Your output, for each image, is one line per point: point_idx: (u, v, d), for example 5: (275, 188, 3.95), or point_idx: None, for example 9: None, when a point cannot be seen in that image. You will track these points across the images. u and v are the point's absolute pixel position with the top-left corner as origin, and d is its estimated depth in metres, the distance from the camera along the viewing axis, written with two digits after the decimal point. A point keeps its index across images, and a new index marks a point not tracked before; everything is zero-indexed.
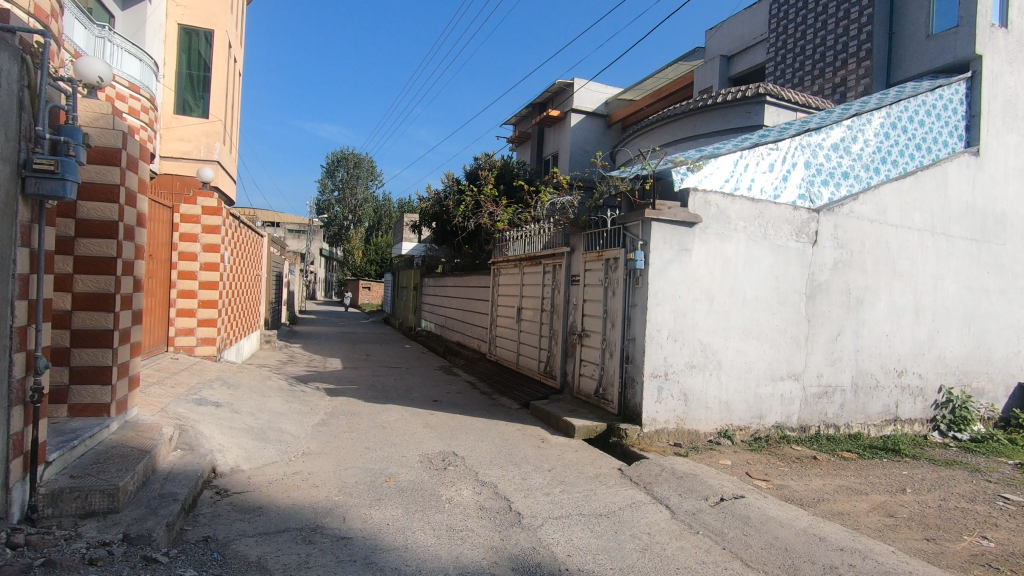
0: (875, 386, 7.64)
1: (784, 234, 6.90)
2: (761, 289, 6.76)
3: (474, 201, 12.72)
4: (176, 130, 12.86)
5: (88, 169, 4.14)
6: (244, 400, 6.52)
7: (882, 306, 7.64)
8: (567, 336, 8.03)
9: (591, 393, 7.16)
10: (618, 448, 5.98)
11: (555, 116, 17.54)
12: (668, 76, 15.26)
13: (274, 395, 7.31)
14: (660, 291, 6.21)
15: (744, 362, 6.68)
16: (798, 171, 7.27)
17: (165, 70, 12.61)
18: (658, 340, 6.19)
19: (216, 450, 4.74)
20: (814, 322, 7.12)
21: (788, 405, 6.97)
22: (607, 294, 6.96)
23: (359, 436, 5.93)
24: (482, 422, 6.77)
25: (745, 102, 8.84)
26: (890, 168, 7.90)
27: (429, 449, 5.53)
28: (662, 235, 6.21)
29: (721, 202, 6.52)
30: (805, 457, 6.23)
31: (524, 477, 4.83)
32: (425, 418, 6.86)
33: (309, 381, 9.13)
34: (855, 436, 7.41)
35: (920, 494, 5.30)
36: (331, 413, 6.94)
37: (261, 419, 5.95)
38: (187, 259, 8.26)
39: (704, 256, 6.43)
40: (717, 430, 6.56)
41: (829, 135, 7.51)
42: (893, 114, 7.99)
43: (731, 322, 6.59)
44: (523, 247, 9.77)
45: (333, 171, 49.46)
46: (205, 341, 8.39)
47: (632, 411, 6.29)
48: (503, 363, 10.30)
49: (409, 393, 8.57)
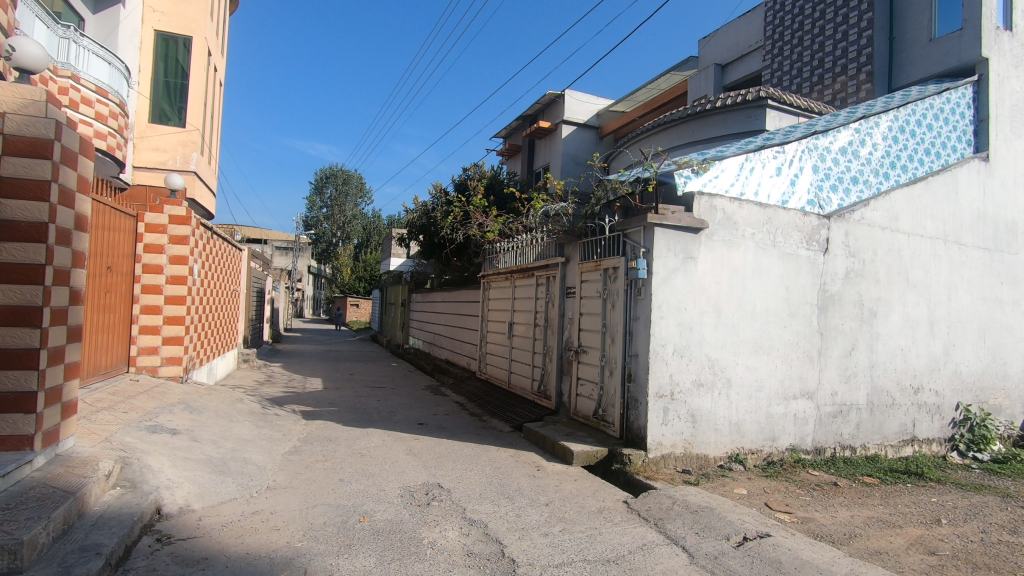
0: (891, 404, 7.16)
1: (794, 241, 6.46)
2: (771, 300, 6.29)
3: (463, 212, 12.22)
4: (151, 139, 12.27)
5: (13, 163, 3.60)
6: (207, 426, 5.87)
7: (896, 318, 7.20)
8: (562, 352, 7.48)
9: (589, 415, 6.59)
10: (621, 476, 5.42)
11: (545, 129, 17.23)
12: (660, 87, 14.99)
13: (242, 419, 6.66)
14: (664, 302, 5.70)
15: (754, 379, 6.18)
16: (806, 176, 6.86)
17: (139, 77, 12.02)
18: (662, 356, 5.67)
19: (163, 487, 4.11)
20: (827, 335, 6.65)
21: (802, 425, 6.45)
22: (606, 306, 6.44)
23: (333, 466, 5.31)
24: (471, 448, 6.17)
25: (745, 106, 8.49)
26: (900, 173, 7.54)
27: (411, 481, 4.92)
28: (665, 242, 5.73)
29: (727, 207, 6.08)
30: (826, 484, 5.69)
31: (519, 514, 4.24)
32: (409, 444, 6.26)
33: (284, 403, 8.48)
34: (872, 458, 6.90)
35: (957, 526, 4.78)
36: (305, 440, 6.31)
37: (224, 448, 5.32)
38: (152, 272, 7.63)
39: (711, 264, 5.95)
40: (727, 454, 6.02)
41: (836, 138, 7.13)
42: (901, 117, 7.65)
43: (740, 336, 6.09)
44: (515, 259, 9.26)
45: (321, 188, 48.93)
46: (171, 360, 7.74)
47: (635, 434, 5.74)
48: (495, 382, 9.71)
49: (392, 415, 7.94)
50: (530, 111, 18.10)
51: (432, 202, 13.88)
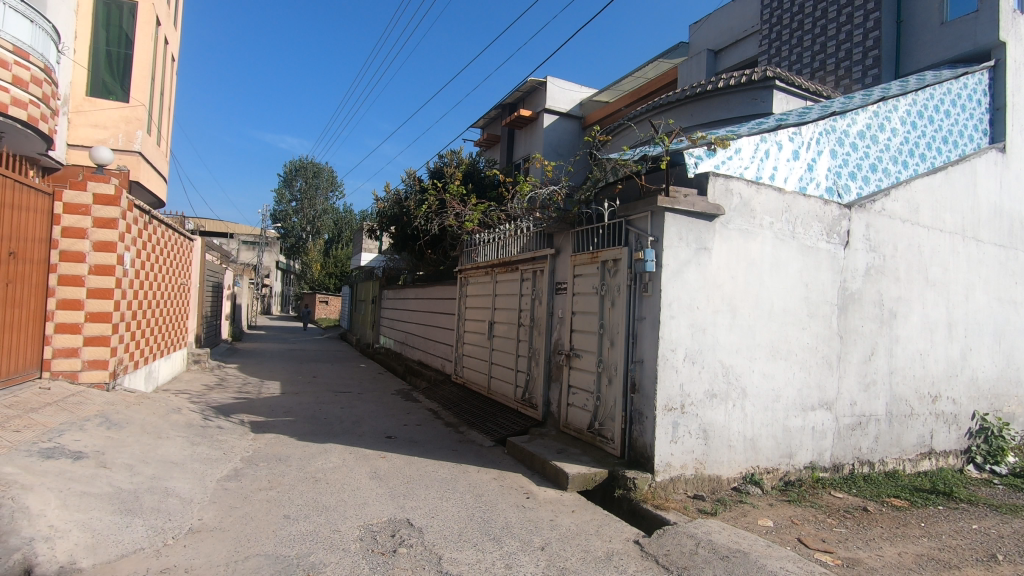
0: (909, 413, 6.53)
1: (814, 232, 5.74)
2: (790, 299, 5.56)
3: (438, 200, 11.23)
4: (88, 114, 10.93)
5: None
6: (125, 447, 4.82)
7: (915, 319, 6.57)
8: (551, 357, 6.63)
9: (583, 428, 5.74)
10: (625, 504, 4.60)
11: (526, 117, 16.35)
12: (647, 75, 14.28)
13: (175, 435, 5.61)
14: (675, 300, 4.89)
15: (771, 389, 5.44)
16: (824, 161, 6.17)
17: (77, 45, 10.56)
18: (672, 362, 4.87)
19: (40, 539, 3.10)
20: (847, 338, 5.97)
21: (819, 440, 5.75)
22: (603, 304, 5.60)
23: (279, 497, 4.34)
24: (446, 469, 5.27)
25: (750, 87, 7.83)
26: (918, 162, 6.93)
27: (374, 517, 4.00)
28: (676, 229, 4.92)
29: (744, 191, 5.32)
30: (854, 509, 4.96)
31: (509, 565, 3.38)
32: (374, 465, 5.32)
33: (232, 412, 7.42)
34: (891, 474, 6.26)
35: (1019, 564, 4.08)
36: (249, 460, 5.31)
37: (141, 476, 4.31)
38: (72, 260, 6.48)
39: (725, 257, 5.18)
40: (741, 474, 5.25)
41: (855, 121, 6.46)
42: (919, 101, 7.03)
43: (756, 340, 5.35)
44: (496, 251, 8.39)
45: (290, 180, 47.03)
46: (94, 363, 6.55)
47: (640, 454, 4.92)
48: (472, 387, 8.83)
49: (356, 427, 6.97)
50: (510, 99, 17.21)
51: (405, 190, 12.88)
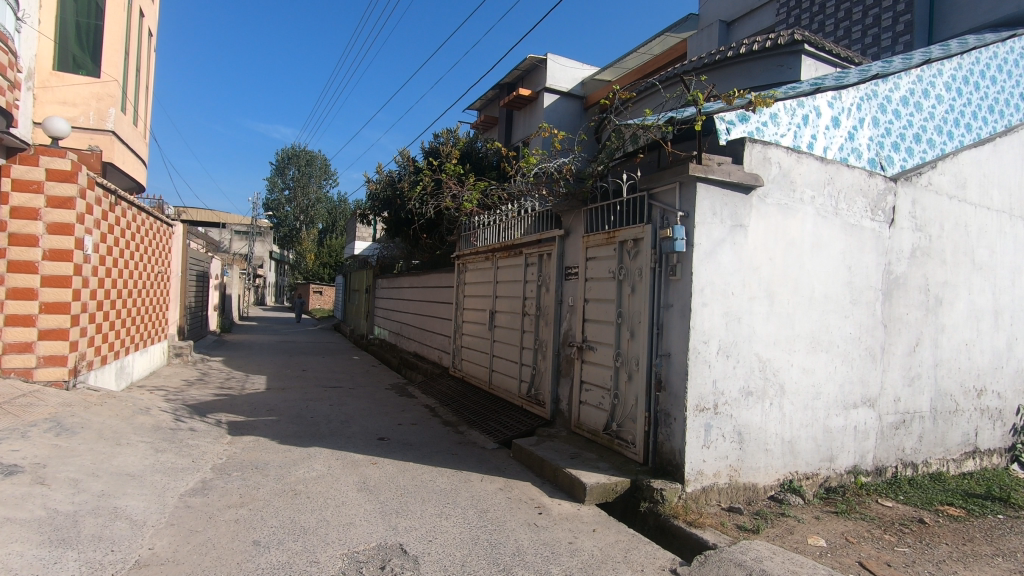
0: (954, 410, 5.95)
1: (858, 209, 5.10)
2: (832, 284, 4.94)
3: (433, 181, 10.55)
4: (55, 90, 10.17)
5: None
6: (72, 458, 4.16)
7: (961, 307, 5.96)
8: (560, 349, 6.01)
9: (599, 430, 5.12)
10: (651, 520, 4.01)
11: (526, 97, 15.61)
12: (652, 52, 13.57)
13: (138, 441, 4.96)
14: (708, 285, 4.25)
15: (812, 385, 4.83)
16: (866, 130, 5.52)
17: (43, 15, 9.66)
18: (705, 357, 4.24)
19: None
20: (891, 327, 5.36)
21: (862, 441, 5.16)
22: (622, 290, 4.95)
23: (251, 517, 3.70)
24: (446, 478, 4.64)
25: (776, 53, 7.24)
26: (963, 133, 6.26)
27: (361, 543, 3.38)
28: (710, 203, 4.28)
29: (783, 160, 4.67)
30: (909, 522, 4.36)
31: None
32: (363, 473, 4.70)
33: (209, 412, 6.76)
34: (936, 477, 5.68)
35: None
36: (221, 469, 4.67)
37: (86, 494, 3.67)
38: (22, 244, 5.79)
39: (762, 236, 4.53)
40: (779, 481, 4.65)
41: (898, 85, 5.79)
42: (965, 65, 6.33)
43: (796, 330, 4.72)
44: (498, 234, 7.74)
45: (283, 168, 46.02)
46: (51, 360, 5.86)
47: (668, 461, 4.31)
48: (472, 381, 8.20)
49: (345, 428, 6.33)
50: (508, 78, 16.44)
51: (398, 172, 12.17)
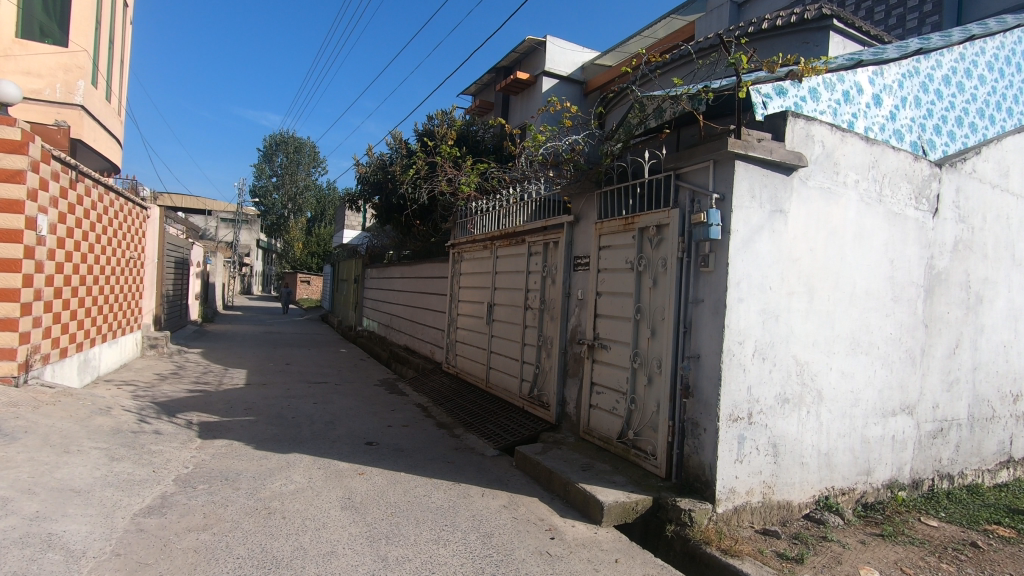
0: (990, 417, 5.50)
1: (902, 195, 4.61)
2: (874, 279, 4.44)
3: (427, 165, 9.93)
4: (18, 60, 9.41)
5: None
6: (6, 471, 3.57)
7: (1000, 306, 5.51)
8: (567, 347, 5.49)
9: (612, 438, 4.62)
10: (678, 546, 3.51)
11: (524, 81, 14.99)
12: (657, 35, 13.03)
13: (92, 447, 4.37)
14: (744, 278, 3.74)
15: (850, 391, 4.34)
16: (908, 110, 5.02)
17: None
18: (739, 359, 3.73)
19: None
20: (931, 327, 4.89)
21: (900, 451, 4.70)
22: (641, 283, 4.42)
23: (214, 544, 3.15)
24: (442, 493, 4.10)
25: (802, 29, 6.75)
26: (1005, 117, 5.78)
27: None
28: (748, 184, 3.76)
29: (827, 138, 4.14)
30: (961, 546, 3.90)
31: None
32: (348, 486, 4.15)
33: (180, 411, 6.15)
34: (972, 489, 5.24)
35: None
36: (185, 481, 4.09)
37: (15, 518, 3.09)
38: None
39: (803, 223, 4.01)
40: (814, 498, 4.17)
41: (942, 62, 5.27)
42: (1008, 44, 5.83)
43: (836, 330, 4.22)
44: (497, 221, 7.18)
45: (270, 154, 44.94)
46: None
47: (695, 476, 3.81)
48: (467, 379, 7.66)
49: (330, 430, 5.76)
50: (506, 62, 15.80)
51: (390, 155, 11.54)
